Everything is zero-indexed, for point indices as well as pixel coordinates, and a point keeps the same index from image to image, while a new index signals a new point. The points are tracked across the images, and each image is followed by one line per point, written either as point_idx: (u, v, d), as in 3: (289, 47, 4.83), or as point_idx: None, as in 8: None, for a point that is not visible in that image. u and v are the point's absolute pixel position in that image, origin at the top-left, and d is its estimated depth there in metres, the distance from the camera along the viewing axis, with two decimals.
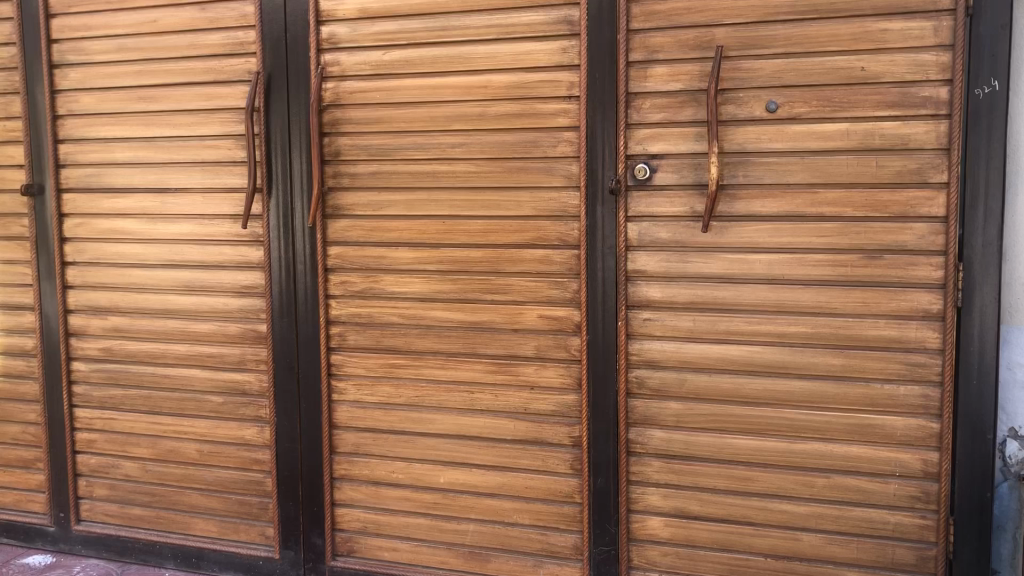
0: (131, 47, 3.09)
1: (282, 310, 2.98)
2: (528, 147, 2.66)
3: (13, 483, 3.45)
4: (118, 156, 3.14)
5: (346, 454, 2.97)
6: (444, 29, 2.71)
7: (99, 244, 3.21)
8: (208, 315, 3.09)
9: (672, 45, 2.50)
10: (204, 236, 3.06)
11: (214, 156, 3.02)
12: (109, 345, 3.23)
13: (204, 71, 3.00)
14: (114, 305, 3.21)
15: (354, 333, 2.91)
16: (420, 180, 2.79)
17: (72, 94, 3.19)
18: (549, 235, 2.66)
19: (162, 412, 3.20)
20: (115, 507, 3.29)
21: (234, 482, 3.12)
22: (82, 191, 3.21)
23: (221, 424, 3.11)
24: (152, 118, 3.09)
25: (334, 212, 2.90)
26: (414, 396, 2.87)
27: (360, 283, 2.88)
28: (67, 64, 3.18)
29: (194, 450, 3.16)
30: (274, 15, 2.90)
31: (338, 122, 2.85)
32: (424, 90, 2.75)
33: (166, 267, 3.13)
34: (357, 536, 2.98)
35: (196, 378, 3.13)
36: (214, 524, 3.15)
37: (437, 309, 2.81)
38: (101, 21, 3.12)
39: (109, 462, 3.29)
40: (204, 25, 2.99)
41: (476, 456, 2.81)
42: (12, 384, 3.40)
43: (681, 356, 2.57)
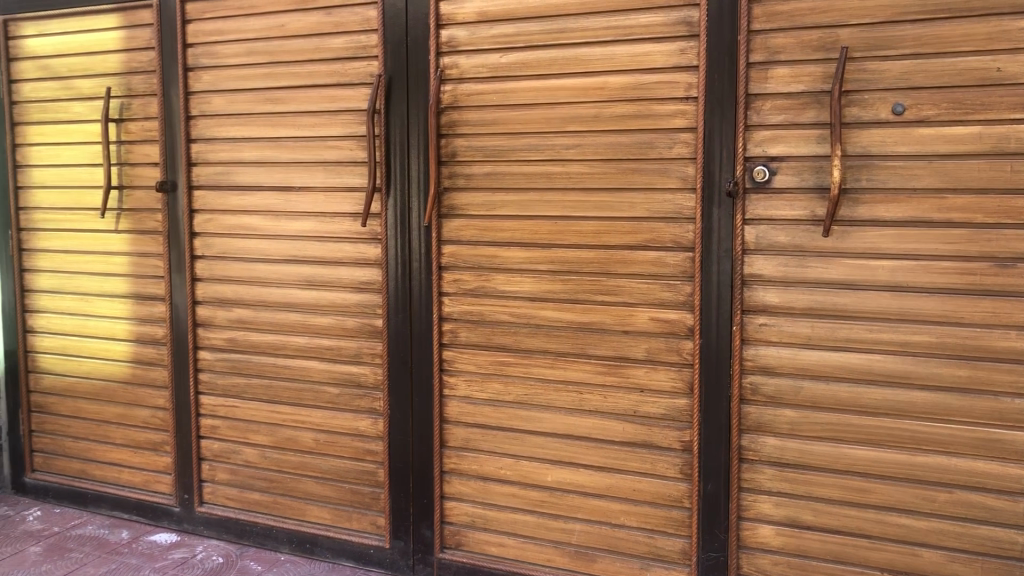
0: (260, 51, 3.22)
1: (398, 306, 3.06)
2: (643, 149, 2.65)
3: (143, 464, 3.65)
4: (245, 155, 3.29)
5: (456, 449, 3.03)
6: (561, 31, 2.73)
7: (226, 240, 3.36)
8: (327, 309, 3.20)
9: (795, 46, 2.45)
10: (325, 233, 3.17)
11: (335, 156, 3.12)
12: (234, 336, 3.39)
13: (328, 74, 3.11)
14: (239, 297, 3.36)
15: (466, 330, 2.97)
16: (534, 181, 2.81)
17: (204, 96, 3.35)
18: (663, 237, 2.65)
19: (280, 401, 3.32)
20: (235, 491, 3.44)
21: (347, 472, 3.21)
22: (211, 188, 3.37)
23: (337, 414, 3.21)
24: (278, 119, 3.21)
25: (449, 212, 2.95)
26: (524, 395, 2.89)
27: (473, 282, 2.93)
28: (201, 67, 3.35)
29: (310, 439, 3.27)
30: (396, 18, 2.98)
31: (455, 123, 2.91)
32: (540, 92, 2.78)
33: (289, 262, 3.25)
34: (464, 529, 3.03)
35: (314, 369, 3.24)
36: (328, 512, 3.26)
37: (548, 309, 2.83)
38: (232, 25, 3.26)
39: (230, 448, 3.44)
40: (329, 29, 3.09)
41: (584, 456, 2.82)
42: (143, 370, 3.60)
43: (797, 363, 2.52)
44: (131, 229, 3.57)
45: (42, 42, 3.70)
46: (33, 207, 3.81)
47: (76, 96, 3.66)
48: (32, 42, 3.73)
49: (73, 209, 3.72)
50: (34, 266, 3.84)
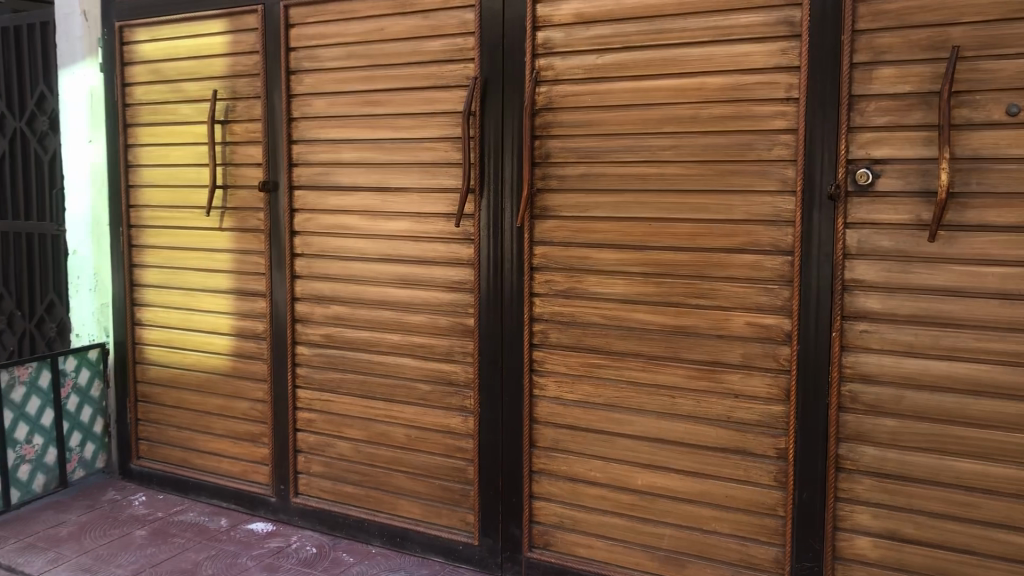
0: (360, 54, 3.29)
1: (490, 306, 3.09)
2: (741, 151, 2.62)
3: (242, 454, 3.78)
4: (344, 156, 3.37)
5: (545, 449, 3.04)
6: (659, 32, 2.71)
7: (324, 238, 3.45)
8: (420, 307, 3.25)
9: (902, 46, 2.39)
10: (419, 233, 3.22)
11: (431, 157, 3.17)
12: (331, 332, 3.47)
13: (425, 76, 3.16)
14: (336, 294, 3.44)
15: (557, 331, 2.98)
16: (628, 182, 2.80)
17: (306, 99, 3.45)
18: (760, 240, 2.61)
19: (374, 397, 3.39)
20: (329, 483, 3.53)
21: (438, 468, 3.26)
22: (311, 188, 3.47)
23: (428, 411, 3.26)
24: (376, 121, 3.28)
25: (542, 212, 2.96)
26: (615, 397, 2.88)
27: (565, 283, 2.94)
28: (303, 71, 3.44)
29: (403, 435, 3.33)
30: (493, 21, 3.00)
31: (550, 125, 2.92)
32: (636, 93, 2.76)
33: (385, 261, 3.32)
34: (553, 530, 3.04)
35: (407, 366, 3.30)
36: (418, 507, 3.31)
37: (641, 311, 2.81)
38: (334, 29, 3.34)
39: (325, 441, 3.53)
40: (427, 32, 3.14)
41: (676, 460, 2.80)
42: (244, 363, 3.73)
43: (899, 371, 2.46)
44: (234, 227, 3.70)
45: (153, 46, 3.86)
46: (143, 205, 3.99)
47: (184, 98, 3.80)
48: (144, 48, 3.89)
49: (180, 207, 3.87)
50: (143, 262, 4.02)
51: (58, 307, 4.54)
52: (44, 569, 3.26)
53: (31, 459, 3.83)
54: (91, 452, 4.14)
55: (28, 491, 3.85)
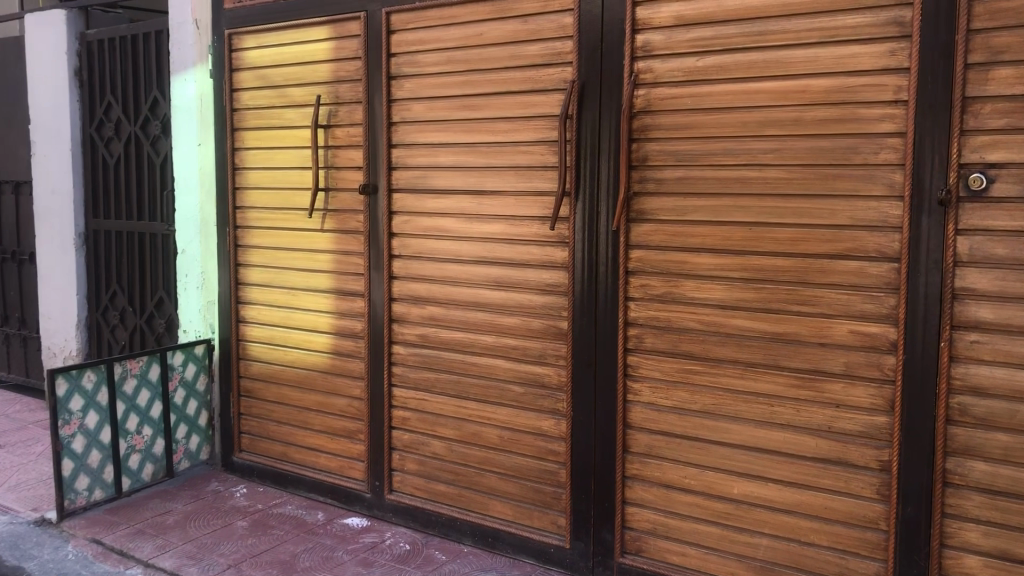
0: (459, 59, 3.34)
1: (584, 310, 3.09)
2: (846, 154, 2.56)
3: (339, 450, 3.87)
4: (442, 160, 3.42)
5: (639, 455, 3.02)
6: (761, 34, 2.67)
7: (421, 240, 3.51)
8: (514, 310, 3.27)
9: (1020, 45, 2.29)
10: (514, 235, 3.24)
11: (527, 160, 3.19)
12: (426, 332, 3.53)
13: (523, 80, 3.18)
14: (432, 296, 3.49)
15: (652, 336, 2.96)
16: (727, 186, 2.76)
17: (405, 103, 3.51)
18: (865, 246, 2.55)
19: (468, 397, 3.43)
20: (422, 481, 3.58)
21: (530, 470, 3.27)
22: (409, 191, 3.53)
23: (521, 413, 3.28)
24: (474, 125, 3.32)
25: (638, 216, 2.95)
26: (711, 404, 2.85)
27: (661, 287, 2.92)
28: (403, 76, 3.51)
29: (495, 436, 3.36)
30: (592, 24, 3.00)
31: (648, 127, 2.90)
32: (737, 96, 2.72)
33: (480, 263, 3.35)
34: (646, 536, 3.02)
35: (500, 368, 3.33)
36: (510, 508, 3.33)
37: (739, 317, 2.77)
38: (434, 35, 3.40)
39: (419, 439, 3.58)
40: (525, 37, 3.15)
41: (773, 470, 2.75)
42: (342, 361, 3.82)
43: (1012, 384, 2.36)
44: (335, 229, 3.80)
45: (260, 53, 3.99)
46: (248, 207, 4.13)
47: (289, 103, 3.92)
48: (251, 54, 4.03)
49: (284, 209, 3.99)
50: (248, 261, 4.16)
51: (167, 303, 4.75)
52: (152, 554, 3.41)
53: (141, 449, 4.00)
54: (196, 444, 4.30)
55: (138, 480, 4.02)
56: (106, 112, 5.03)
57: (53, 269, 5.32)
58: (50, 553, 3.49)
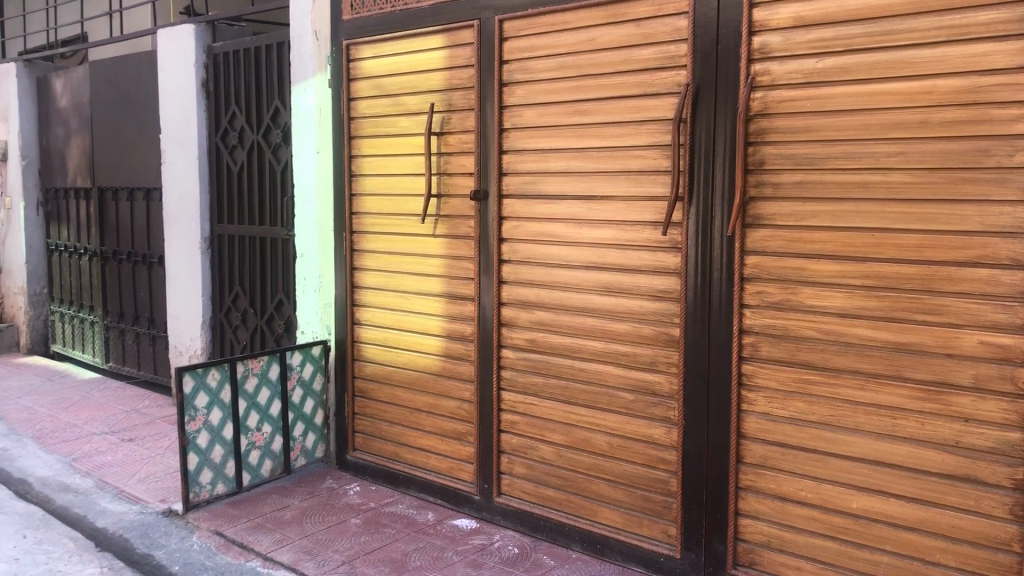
0: (571, 65, 3.34)
1: (696, 317, 3.05)
2: (978, 157, 2.45)
3: (449, 452, 3.93)
4: (553, 166, 3.43)
5: (753, 466, 2.96)
6: (887, 33, 2.57)
7: (532, 246, 3.53)
8: (625, 316, 3.25)
9: None
10: (625, 241, 3.22)
11: (638, 165, 3.17)
12: (535, 337, 3.54)
13: (635, 84, 3.15)
14: (541, 301, 3.51)
15: (768, 345, 2.89)
16: (848, 191, 2.68)
17: (516, 110, 3.54)
18: (997, 254, 2.43)
19: (577, 403, 3.42)
20: (531, 485, 3.60)
21: (640, 478, 3.24)
22: (519, 197, 3.56)
23: (631, 420, 3.26)
24: (585, 130, 3.32)
25: (754, 222, 2.89)
26: (829, 415, 2.77)
27: (777, 295, 2.85)
28: (515, 83, 3.54)
29: (605, 442, 3.34)
30: (707, 27, 2.95)
31: (765, 131, 2.83)
32: (860, 97, 2.64)
33: (589, 268, 3.34)
34: (760, 549, 2.95)
35: (610, 374, 3.31)
36: (619, 515, 3.31)
37: (860, 326, 2.68)
38: (546, 41, 3.41)
39: (528, 444, 3.60)
40: (639, 41, 3.13)
41: (896, 485, 2.64)
42: (453, 364, 3.88)
43: None
44: (447, 234, 3.86)
45: (376, 62, 4.09)
46: (363, 212, 4.24)
47: (403, 111, 4.01)
48: (368, 64, 4.13)
49: (398, 214, 4.08)
50: (362, 266, 4.27)
51: (286, 305, 4.91)
52: (271, 548, 3.54)
53: (260, 446, 4.15)
54: (312, 441, 4.44)
55: (257, 475, 4.17)
56: (231, 122, 5.26)
57: (180, 271, 5.60)
58: (176, 543, 3.66)
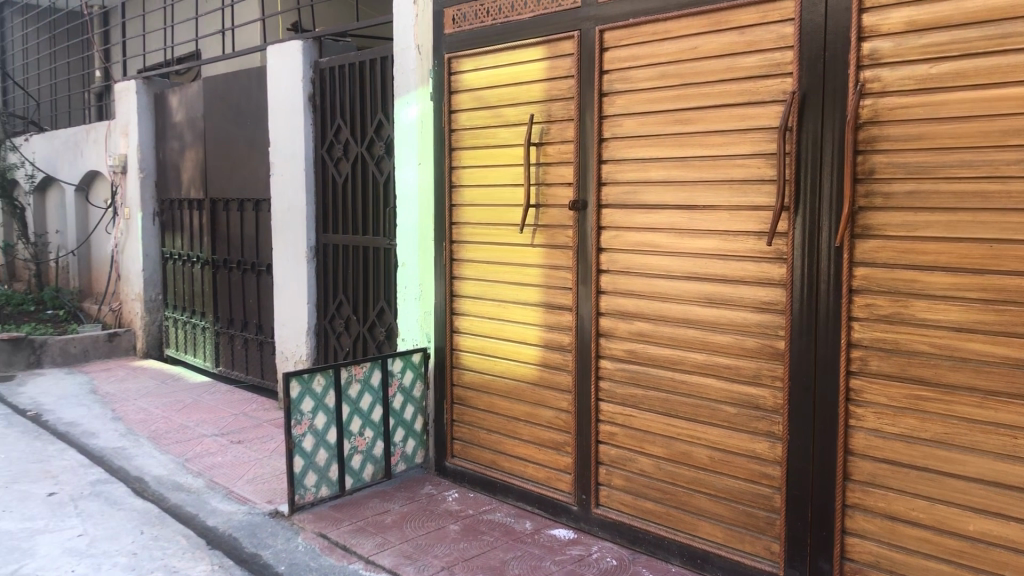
0: (672, 74, 3.32)
1: (802, 329, 2.98)
2: None
3: (547, 461, 3.94)
4: (653, 176, 3.41)
5: (861, 483, 2.87)
6: (1007, 36, 2.47)
7: (631, 256, 3.51)
8: (727, 328, 3.20)
9: None
10: (728, 251, 3.18)
11: (742, 174, 3.12)
12: (635, 348, 3.52)
13: (739, 93, 3.11)
14: (641, 311, 3.49)
15: (877, 359, 2.80)
16: (964, 200, 2.58)
17: (616, 119, 3.53)
18: None
19: (677, 415, 3.39)
20: (630, 497, 3.57)
21: (742, 493, 3.19)
22: (619, 206, 3.55)
23: (733, 434, 3.20)
24: (687, 139, 3.28)
25: (863, 232, 2.81)
26: (943, 433, 2.66)
27: (887, 307, 2.77)
28: (615, 92, 3.53)
29: (706, 456, 3.29)
30: (814, 34, 2.88)
31: (875, 139, 2.76)
32: (977, 103, 2.54)
33: (690, 279, 3.31)
34: (868, 570, 2.86)
35: (711, 387, 3.26)
36: (720, 530, 3.25)
37: (976, 341, 2.58)
38: (647, 51, 3.40)
39: (627, 455, 3.58)
40: (742, 49, 3.08)
41: (1015, 508, 2.52)
42: (551, 374, 3.89)
43: None
44: (545, 244, 3.88)
45: (477, 75, 4.15)
46: (463, 223, 4.30)
47: (503, 123, 4.04)
48: (469, 76, 4.19)
49: (497, 224, 4.12)
50: (461, 275, 4.33)
51: (387, 313, 5.02)
52: (373, 551, 3.61)
53: (362, 450, 4.24)
54: (412, 447, 4.52)
55: (359, 479, 4.26)
56: (336, 134, 5.41)
57: (287, 279, 5.78)
58: (283, 544, 3.77)
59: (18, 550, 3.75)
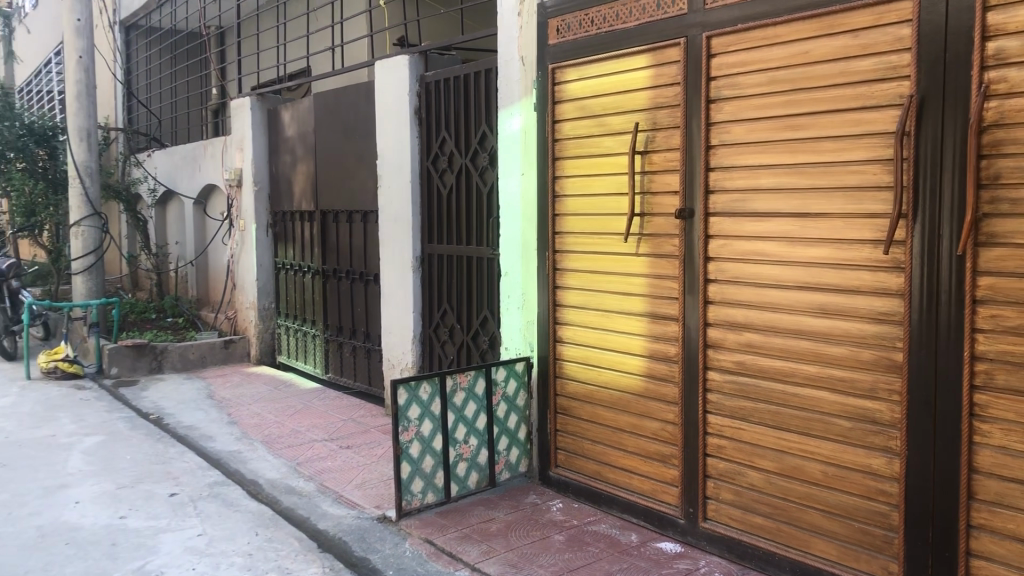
0: (782, 79, 3.25)
1: (922, 340, 2.86)
2: None
3: (652, 474, 3.90)
4: (762, 183, 3.34)
5: (987, 503, 2.73)
6: None
7: (740, 265, 3.45)
8: (842, 339, 3.11)
9: None
10: (842, 260, 3.09)
11: (857, 181, 3.03)
12: (744, 359, 3.46)
13: (853, 97, 3.02)
14: (750, 322, 3.42)
15: (1004, 373, 2.67)
16: None
17: (724, 126, 3.48)
18: None
19: (788, 429, 3.30)
20: (739, 512, 3.50)
21: (858, 510, 3.08)
22: (727, 215, 3.49)
23: (848, 448, 3.10)
24: (798, 146, 3.21)
25: (988, 240, 2.69)
26: None
27: (1015, 319, 2.64)
28: (723, 99, 3.48)
29: (819, 471, 3.20)
30: (934, 34, 2.78)
31: (1001, 142, 2.64)
32: None
33: (802, 289, 3.23)
34: None
35: (824, 400, 3.17)
36: (834, 548, 3.16)
37: None
38: (756, 56, 3.34)
39: (736, 469, 3.51)
40: (857, 51, 3.00)
41: None
42: (657, 385, 3.85)
43: None
44: (651, 253, 3.85)
45: (581, 84, 4.15)
46: (566, 232, 4.30)
47: (607, 131, 4.03)
48: (573, 86, 4.20)
49: (601, 233, 4.11)
50: (565, 284, 4.33)
51: (491, 322, 5.06)
52: (478, 559, 3.64)
53: (467, 458, 4.28)
54: (516, 456, 4.54)
55: (464, 487, 4.30)
56: (441, 146, 5.49)
57: (394, 289, 5.90)
58: (391, 549, 3.84)
59: (143, 547, 3.94)
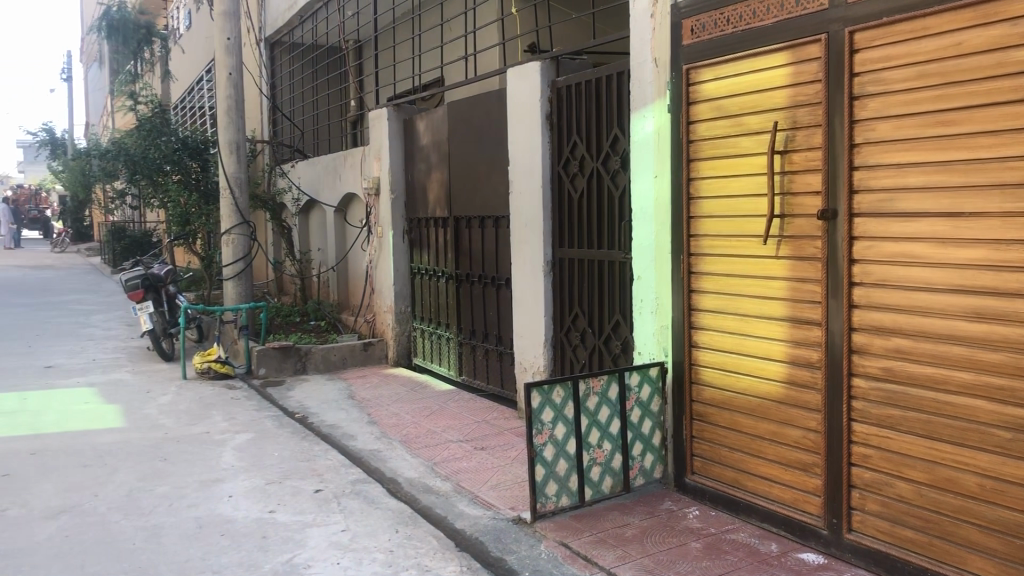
0: (932, 73, 3.10)
1: None
2: None
3: (793, 483, 3.79)
4: (911, 182, 3.20)
5: None
6: None
7: (887, 267, 3.32)
8: (1000, 345, 2.94)
9: None
10: (1000, 262, 2.92)
11: (1016, 178, 2.86)
12: (892, 366, 3.32)
13: (1012, 89, 2.85)
14: (898, 326, 3.28)
15: None
16: None
17: (869, 123, 3.35)
18: None
19: (940, 438, 3.15)
20: (886, 524, 3.36)
21: (1019, 526, 2.91)
22: (873, 216, 3.36)
23: (1007, 461, 2.93)
24: (950, 142, 3.06)
25: None
26: None
27: None
28: (867, 95, 3.35)
29: (975, 484, 3.03)
30: None
31: None
32: None
33: (955, 292, 3.08)
34: None
35: (980, 409, 3.01)
36: (993, 565, 2.98)
37: None
38: (903, 49, 3.20)
39: (883, 480, 3.37)
40: (1016, 41, 2.83)
41: None
42: (798, 392, 3.74)
43: None
44: (791, 256, 3.75)
45: (716, 84, 4.08)
46: (701, 234, 4.24)
47: (743, 132, 3.96)
48: (708, 87, 4.14)
49: (737, 236, 4.03)
50: (701, 288, 4.27)
51: (624, 326, 5.04)
52: (614, 563, 3.63)
53: (601, 462, 4.28)
54: (650, 462, 4.50)
55: (598, 491, 4.30)
56: (573, 151, 5.52)
57: (526, 292, 5.96)
58: (527, 550, 3.88)
59: (292, 540, 4.12)
